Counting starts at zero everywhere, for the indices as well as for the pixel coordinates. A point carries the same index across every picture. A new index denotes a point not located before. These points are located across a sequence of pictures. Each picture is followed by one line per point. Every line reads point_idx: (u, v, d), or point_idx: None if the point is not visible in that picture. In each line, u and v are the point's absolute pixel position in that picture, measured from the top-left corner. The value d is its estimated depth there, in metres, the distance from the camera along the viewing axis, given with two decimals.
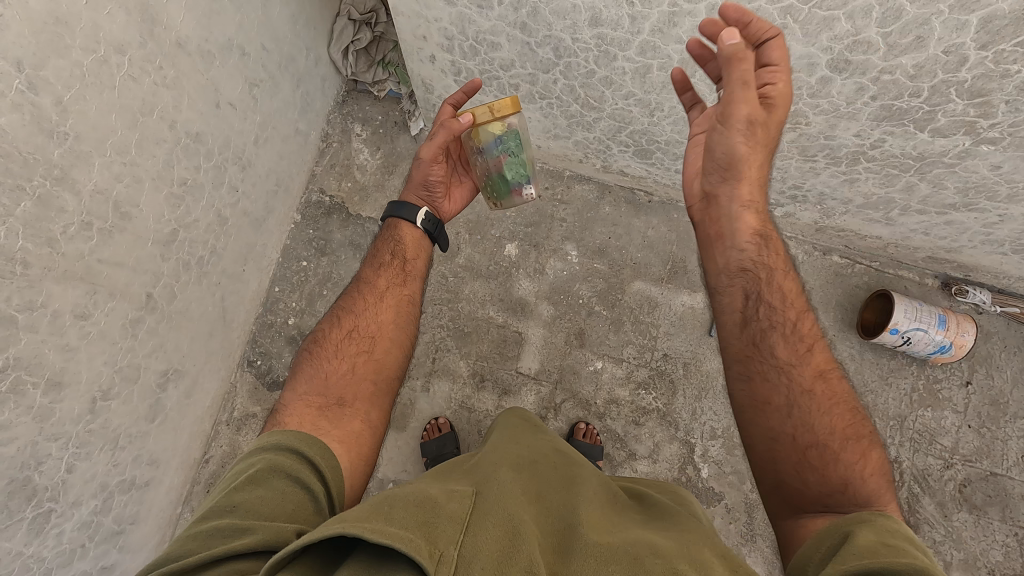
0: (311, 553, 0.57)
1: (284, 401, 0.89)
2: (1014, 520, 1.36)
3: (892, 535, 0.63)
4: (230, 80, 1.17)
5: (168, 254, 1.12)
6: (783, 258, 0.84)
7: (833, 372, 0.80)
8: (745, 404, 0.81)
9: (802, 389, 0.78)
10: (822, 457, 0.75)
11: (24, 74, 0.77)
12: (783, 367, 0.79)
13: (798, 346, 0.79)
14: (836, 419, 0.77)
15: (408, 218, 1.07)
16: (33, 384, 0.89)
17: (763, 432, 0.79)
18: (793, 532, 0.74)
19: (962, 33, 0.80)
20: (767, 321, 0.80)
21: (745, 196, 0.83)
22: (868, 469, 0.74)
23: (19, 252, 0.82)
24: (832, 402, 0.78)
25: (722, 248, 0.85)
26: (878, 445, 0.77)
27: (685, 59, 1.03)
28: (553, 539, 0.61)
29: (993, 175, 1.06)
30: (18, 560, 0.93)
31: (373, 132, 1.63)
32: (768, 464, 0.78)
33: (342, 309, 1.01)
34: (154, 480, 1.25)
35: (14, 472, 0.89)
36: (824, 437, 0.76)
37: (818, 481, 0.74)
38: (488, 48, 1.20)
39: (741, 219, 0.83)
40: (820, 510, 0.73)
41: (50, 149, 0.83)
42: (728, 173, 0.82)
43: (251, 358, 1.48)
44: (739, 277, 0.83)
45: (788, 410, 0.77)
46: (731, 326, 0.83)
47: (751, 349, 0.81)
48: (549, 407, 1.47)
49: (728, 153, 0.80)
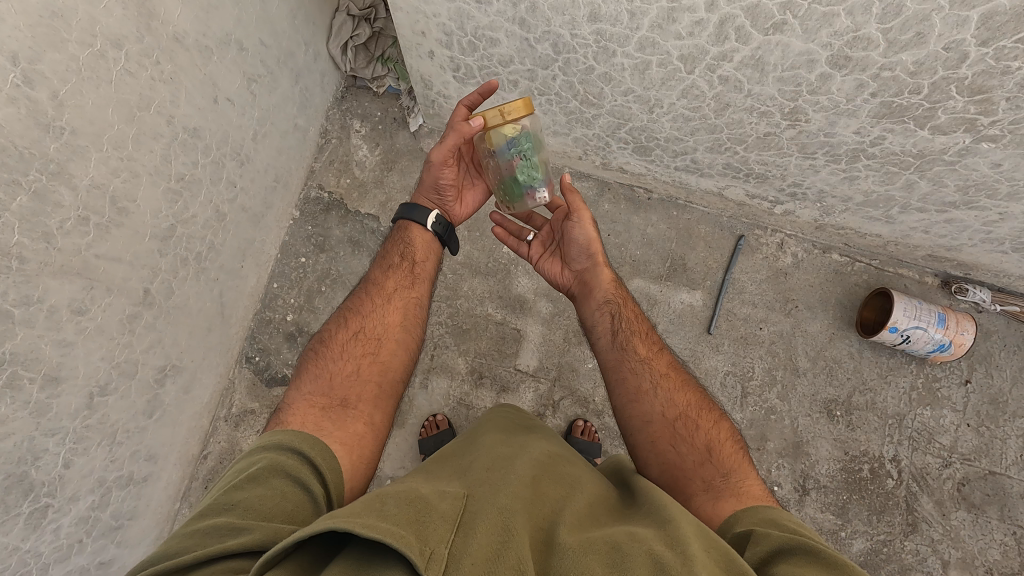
0: (303, 551, 0.58)
1: (288, 399, 0.88)
2: (1013, 518, 1.36)
3: (787, 521, 0.71)
4: (228, 75, 1.17)
5: (166, 250, 1.12)
6: (633, 303, 1.04)
7: (678, 368, 0.96)
8: (622, 402, 0.93)
9: (659, 377, 0.93)
10: (687, 426, 0.88)
11: (20, 68, 0.77)
12: (646, 361, 0.95)
13: (649, 348, 0.97)
14: (688, 396, 0.91)
15: (420, 220, 1.09)
16: (30, 378, 0.89)
17: (639, 419, 0.90)
18: (688, 511, 0.81)
19: (962, 29, 0.80)
20: (625, 334, 0.98)
21: (601, 266, 1.04)
22: (720, 436, 0.88)
23: (16, 246, 0.82)
24: (681, 386, 0.93)
25: (589, 292, 1.04)
26: (727, 418, 0.92)
27: (685, 55, 1.02)
28: (543, 533, 0.61)
29: (993, 173, 1.06)
30: (15, 555, 0.93)
31: (373, 128, 1.63)
32: (650, 450, 0.88)
33: (348, 310, 1.02)
34: (153, 476, 1.25)
35: (11, 466, 0.89)
36: (681, 410, 0.89)
37: (687, 446, 0.86)
38: (487, 44, 1.19)
39: (600, 269, 1.04)
40: (699, 481, 0.82)
41: (46, 143, 0.83)
42: (587, 256, 1.04)
43: (250, 354, 1.48)
44: (605, 308, 1.01)
45: (652, 393, 0.91)
46: (604, 338, 0.99)
47: (618, 357, 0.96)
48: (548, 404, 1.47)
49: (584, 241, 1.02)
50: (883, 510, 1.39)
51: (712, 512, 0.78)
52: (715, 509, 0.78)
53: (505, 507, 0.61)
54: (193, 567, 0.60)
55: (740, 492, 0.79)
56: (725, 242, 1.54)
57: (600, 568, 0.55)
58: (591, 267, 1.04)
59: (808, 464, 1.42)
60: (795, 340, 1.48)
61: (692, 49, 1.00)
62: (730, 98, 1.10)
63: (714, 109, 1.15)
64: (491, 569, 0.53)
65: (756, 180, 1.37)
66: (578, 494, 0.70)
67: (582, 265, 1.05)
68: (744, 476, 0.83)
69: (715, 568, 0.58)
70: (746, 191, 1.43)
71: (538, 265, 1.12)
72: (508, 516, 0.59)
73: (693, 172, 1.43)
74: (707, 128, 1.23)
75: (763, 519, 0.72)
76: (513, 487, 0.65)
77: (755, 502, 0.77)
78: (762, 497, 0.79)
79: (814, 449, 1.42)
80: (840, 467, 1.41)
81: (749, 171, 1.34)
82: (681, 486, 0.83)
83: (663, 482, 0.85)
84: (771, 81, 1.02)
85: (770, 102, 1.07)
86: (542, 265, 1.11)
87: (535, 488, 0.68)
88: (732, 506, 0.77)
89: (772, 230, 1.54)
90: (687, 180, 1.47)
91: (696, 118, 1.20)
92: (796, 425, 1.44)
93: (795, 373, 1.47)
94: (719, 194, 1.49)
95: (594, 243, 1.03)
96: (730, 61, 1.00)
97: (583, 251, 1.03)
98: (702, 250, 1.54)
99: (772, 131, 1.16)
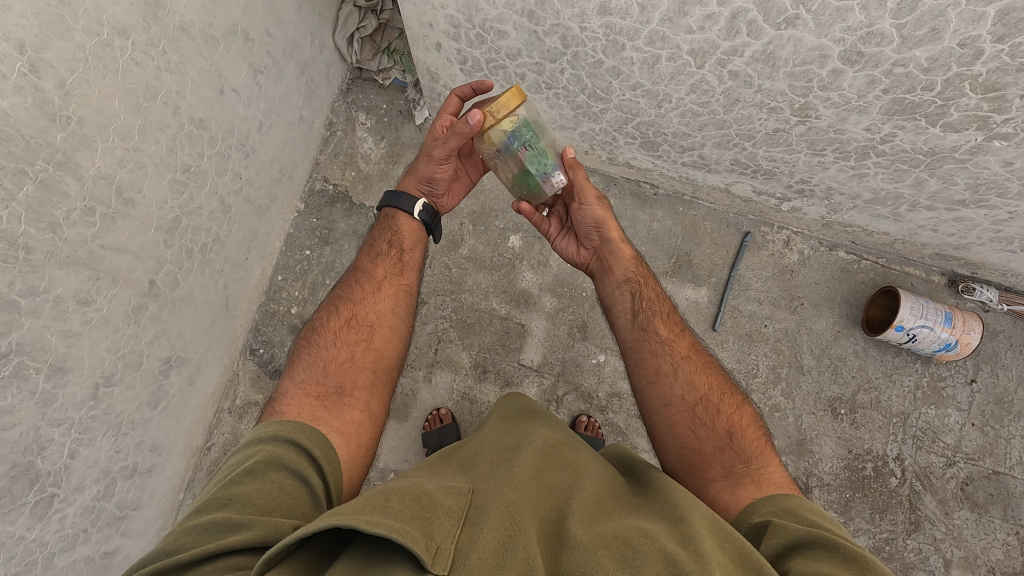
0: (305, 549, 0.58)
1: (282, 389, 0.88)
2: (1014, 518, 1.36)
3: (803, 511, 0.71)
4: (234, 66, 1.16)
5: (172, 241, 1.12)
6: (655, 281, 1.04)
7: (699, 350, 0.95)
8: (641, 383, 0.93)
9: (681, 359, 0.92)
10: (708, 411, 0.87)
11: (27, 57, 0.77)
12: (667, 342, 0.94)
13: (672, 329, 0.96)
14: (708, 381, 0.91)
15: (405, 208, 1.07)
16: (36, 368, 0.89)
17: (658, 402, 0.90)
18: (705, 496, 0.81)
19: (978, 25, 0.79)
20: (649, 315, 0.97)
21: (614, 242, 1.04)
22: (743, 421, 0.88)
23: (22, 236, 0.82)
24: (704, 369, 0.92)
25: (608, 271, 1.05)
26: (750, 403, 0.91)
27: (695, 49, 1.01)
28: (549, 525, 0.61)
29: (1003, 172, 1.05)
30: (20, 544, 0.93)
31: (378, 120, 1.62)
32: (668, 433, 0.88)
33: (339, 298, 1.01)
34: (157, 467, 1.26)
35: (17, 456, 0.89)
36: (703, 394, 0.89)
37: (707, 435, 0.85)
38: (495, 37, 1.18)
39: (616, 248, 1.04)
40: (719, 467, 0.82)
41: (52, 134, 0.83)
42: (600, 234, 1.04)
43: (254, 347, 1.49)
44: (625, 285, 1.01)
45: (674, 377, 0.90)
46: (626, 318, 0.99)
47: (638, 337, 0.96)
48: (551, 399, 1.47)
49: (593, 219, 1.02)
50: (886, 508, 1.38)
51: (730, 499, 0.78)
52: (734, 497, 0.78)
53: (510, 499, 0.61)
54: (193, 563, 0.61)
55: (760, 479, 0.79)
56: (731, 239, 1.54)
57: (610, 563, 0.55)
58: (605, 244, 1.05)
59: (811, 462, 1.42)
60: (800, 338, 1.48)
61: (702, 43, 0.99)
62: (739, 93, 1.10)
63: (723, 104, 1.14)
64: (497, 564, 0.53)
65: (764, 177, 1.36)
66: (583, 483, 0.70)
67: (596, 242, 1.05)
68: (766, 462, 0.83)
69: (725, 564, 0.57)
70: (753, 187, 1.42)
71: (554, 243, 1.12)
72: (513, 509, 0.59)
73: (701, 168, 1.42)
74: (715, 124, 1.22)
75: (780, 509, 0.72)
76: (520, 478, 0.65)
77: (776, 490, 0.77)
78: (783, 485, 0.78)
79: (816, 447, 1.42)
80: (843, 466, 1.41)
81: (757, 168, 1.33)
82: (700, 471, 0.83)
83: (681, 467, 0.85)
84: (782, 76, 1.01)
85: (781, 98, 1.07)
86: (558, 244, 1.12)
87: (540, 478, 0.67)
88: (751, 494, 0.77)
89: (779, 227, 1.53)
90: (693, 176, 1.46)
91: (705, 113, 1.19)
92: (800, 423, 1.44)
93: (799, 371, 1.46)
94: (727, 190, 1.48)
95: (605, 220, 1.03)
96: (741, 56, 0.99)
97: (593, 229, 1.04)
98: (709, 246, 1.54)
99: (782, 128, 1.15)
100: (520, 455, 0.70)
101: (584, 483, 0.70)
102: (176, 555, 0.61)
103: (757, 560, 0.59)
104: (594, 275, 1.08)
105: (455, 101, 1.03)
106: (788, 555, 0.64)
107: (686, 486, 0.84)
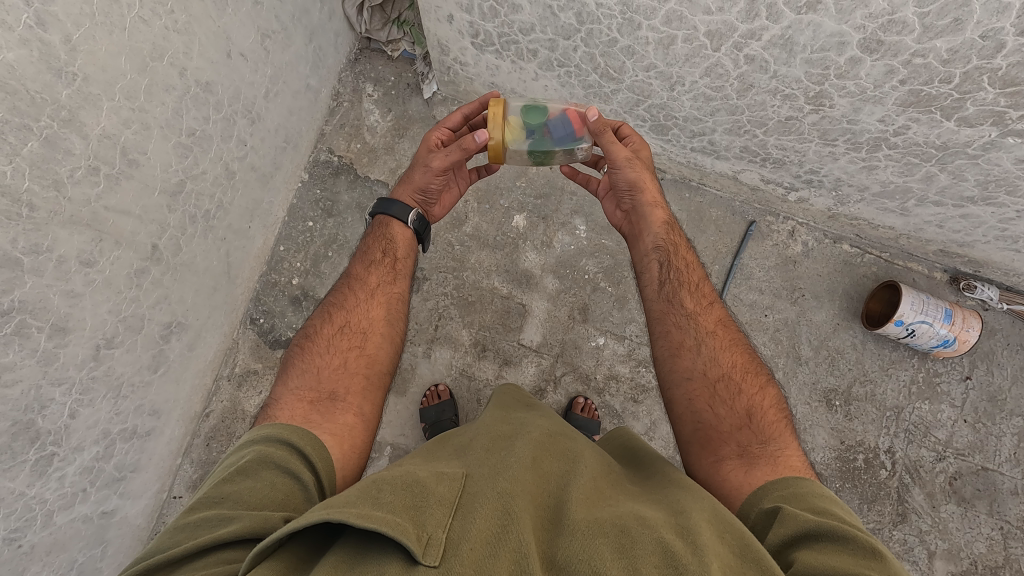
0: (297, 541, 0.59)
1: (275, 395, 0.89)
2: (998, 513, 1.39)
3: (814, 497, 0.72)
4: (242, 29, 1.14)
5: (176, 205, 1.11)
6: (686, 252, 1.03)
7: (725, 325, 0.96)
8: (663, 355, 0.93)
9: (708, 333, 0.93)
10: (729, 388, 0.88)
11: (34, 9, 0.75)
12: (692, 316, 0.94)
13: (702, 301, 0.97)
14: (733, 357, 0.91)
15: (399, 217, 1.06)
16: (38, 327, 0.89)
17: (680, 374, 0.90)
18: (717, 475, 0.82)
19: (1002, 16, 0.78)
20: (679, 287, 0.97)
21: (648, 201, 1.02)
22: (764, 403, 0.88)
23: (26, 193, 0.81)
24: (729, 343, 0.93)
25: (639, 233, 1.04)
26: (774, 384, 0.91)
27: (712, 31, 1.00)
28: (546, 513, 0.61)
29: (1015, 169, 1.04)
30: (20, 501, 0.94)
31: (385, 92, 1.60)
32: (685, 408, 0.88)
33: (331, 306, 1.01)
34: (155, 431, 1.26)
35: (18, 413, 0.89)
36: (726, 370, 0.89)
37: (726, 415, 0.85)
38: (509, 10, 1.17)
39: (651, 208, 1.02)
40: (734, 445, 0.83)
41: (58, 89, 0.81)
42: (633, 198, 1.03)
43: (254, 316, 1.48)
44: (654, 253, 1.00)
45: (698, 350, 0.91)
46: (654, 289, 0.98)
47: (663, 309, 0.96)
48: (549, 379, 1.47)
49: (626, 180, 1.01)
50: (875, 499, 1.40)
51: (742, 480, 0.78)
52: (747, 478, 0.78)
53: (504, 489, 0.61)
54: (186, 559, 0.62)
55: (777, 462, 0.79)
56: (737, 227, 1.53)
57: (608, 551, 0.55)
58: (638, 207, 1.03)
59: (807, 451, 1.43)
60: (800, 328, 1.48)
61: (720, 25, 0.98)
62: (754, 79, 1.08)
63: (737, 89, 1.13)
64: (489, 552, 0.53)
65: (773, 165, 1.35)
66: (579, 470, 0.71)
67: (629, 206, 1.05)
68: (785, 445, 0.83)
69: (724, 557, 0.58)
70: (761, 176, 1.41)
71: (601, 202, 1.13)
72: (506, 498, 0.60)
73: (710, 154, 1.41)
74: (728, 109, 1.21)
75: (791, 496, 0.72)
76: (512, 470, 0.65)
77: (791, 472, 0.78)
78: (799, 469, 0.79)
79: (811, 436, 1.43)
80: (834, 456, 1.43)
81: (767, 156, 1.32)
82: (714, 447, 0.84)
83: (695, 442, 0.86)
84: (798, 62, 1.00)
85: (796, 84, 1.05)
86: (602, 202, 1.13)
87: (535, 470, 0.68)
88: (765, 475, 0.78)
89: (785, 217, 1.53)
90: (701, 162, 1.46)
91: (718, 97, 1.18)
92: (795, 413, 1.45)
93: (797, 362, 1.47)
94: (734, 177, 1.47)
95: (639, 182, 1.01)
96: (759, 40, 0.98)
97: (626, 191, 1.02)
98: (714, 234, 1.53)
99: (794, 116, 1.14)
100: (514, 448, 0.70)
101: (580, 472, 0.70)
102: (170, 551, 0.62)
103: (755, 551, 0.59)
104: (627, 238, 1.08)
105: (458, 119, 1.06)
106: (793, 547, 0.65)
107: (699, 460, 0.85)
